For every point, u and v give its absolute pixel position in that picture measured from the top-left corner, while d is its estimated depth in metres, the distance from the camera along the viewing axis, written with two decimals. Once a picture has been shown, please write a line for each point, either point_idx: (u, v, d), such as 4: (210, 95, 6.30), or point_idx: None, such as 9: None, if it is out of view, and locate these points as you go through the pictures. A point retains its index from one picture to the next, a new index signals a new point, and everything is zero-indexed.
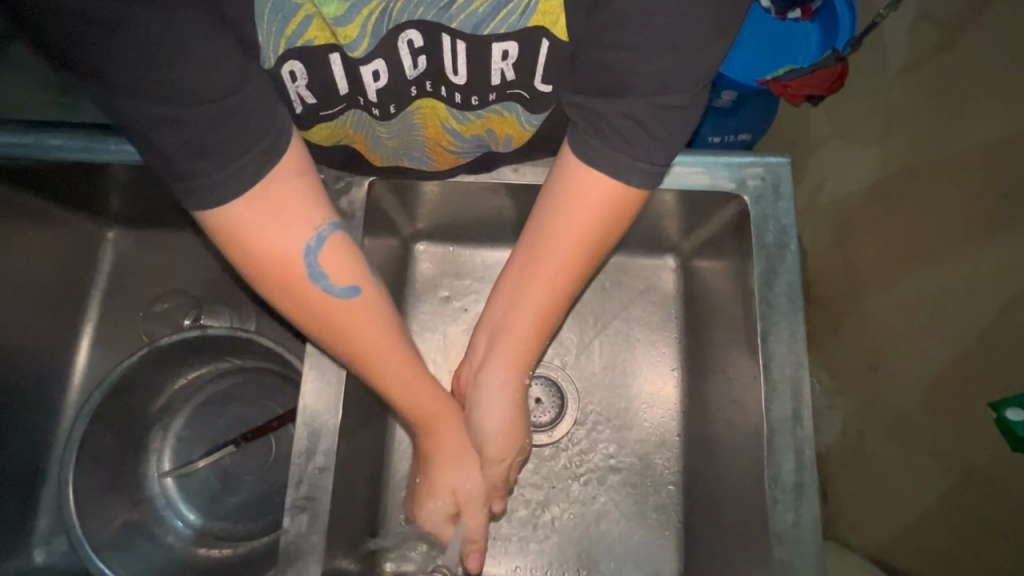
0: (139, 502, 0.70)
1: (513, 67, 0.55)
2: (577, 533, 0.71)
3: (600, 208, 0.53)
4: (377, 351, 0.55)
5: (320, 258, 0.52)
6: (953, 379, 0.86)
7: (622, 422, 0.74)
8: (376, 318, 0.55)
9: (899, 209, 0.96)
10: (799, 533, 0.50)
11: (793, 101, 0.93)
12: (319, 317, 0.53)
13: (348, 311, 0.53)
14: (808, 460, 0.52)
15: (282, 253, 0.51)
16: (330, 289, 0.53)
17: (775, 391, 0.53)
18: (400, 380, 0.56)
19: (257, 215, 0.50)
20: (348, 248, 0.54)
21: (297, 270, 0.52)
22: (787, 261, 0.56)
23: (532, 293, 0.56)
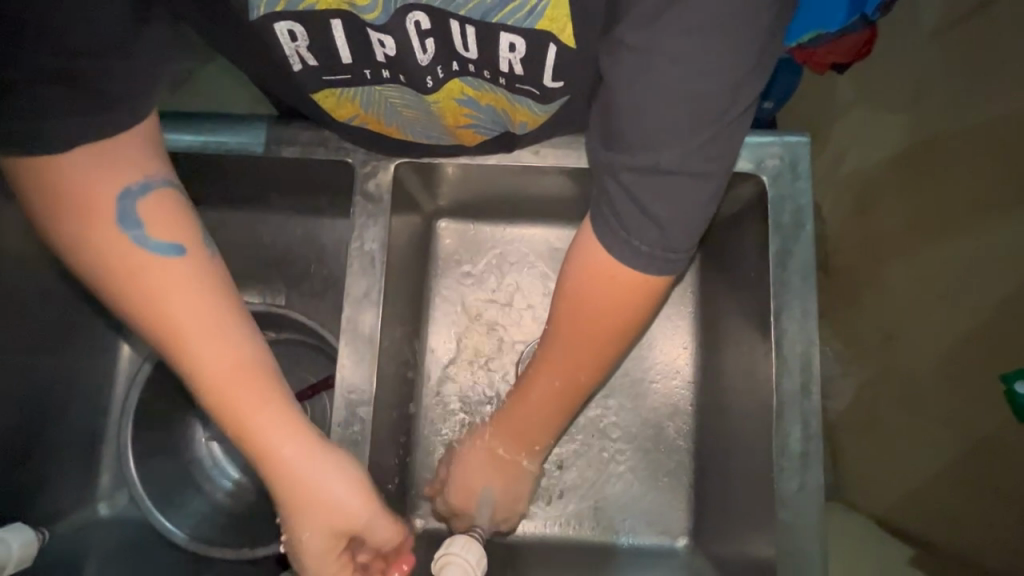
0: (188, 463, 0.76)
1: (521, 61, 0.56)
2: (595, 494, 0.76)
3: (620, 293, 0.53)
4: (164, 316, 0.52)
5: (138, 206, 0.52)
6: (969, 353, 0.87)
7: (636, 392, 0.78)
8: (179, 284, 0.52)
9: (922, 181, 0.95)
10: (803, 498, 0.54)
11: (817, 67, 0.93)
12: (121, 275, 0.52)
13: (152, 268, 0.52)
14: (815, 431, 0.54)
15: (100, 195, 0.51)
16: (144, 241, 0.52)
17: (786, 366, 0.56)
18: (204, 353, 0.52)
19: (72, 159, 0.50)
20: (175, 208, 0.54)
21: (104, 219, 0.51)
22: (802, 241, 0.57)
23: (545, 375, 0.61)
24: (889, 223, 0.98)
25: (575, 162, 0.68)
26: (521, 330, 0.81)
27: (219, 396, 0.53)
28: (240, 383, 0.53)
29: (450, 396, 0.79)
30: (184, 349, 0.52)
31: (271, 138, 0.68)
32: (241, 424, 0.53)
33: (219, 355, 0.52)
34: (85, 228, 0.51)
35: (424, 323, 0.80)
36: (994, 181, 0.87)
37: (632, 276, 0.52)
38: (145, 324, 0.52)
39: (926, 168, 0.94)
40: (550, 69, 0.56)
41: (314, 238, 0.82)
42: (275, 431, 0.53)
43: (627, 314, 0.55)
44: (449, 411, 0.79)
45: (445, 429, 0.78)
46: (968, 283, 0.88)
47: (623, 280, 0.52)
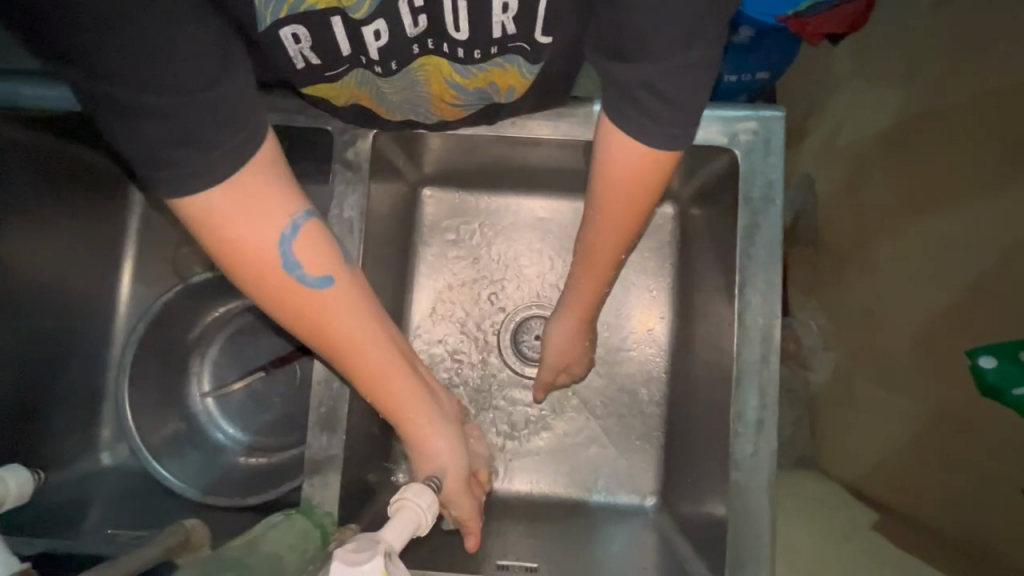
0: (183, 417, 0.80)
1: (515, 21, 0.53)
2: (569, 454, 0.80)
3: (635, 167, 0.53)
4: (325, 337, 0.51)
5: (294, 246, 0.49)
6: (942, 326, 0.86)
7: (612, 359, 0.81)
8: (355, 316, 0.52)
9: (916, 150, 0.93)
10: (756, 461, 0.57)
11: (810, 40, 0.91)
12: (300, 313, 0.51)
13: (312, 299, 0.50)
14: (771, 399, 0.57)
15: (256, 246, 0.48)
16: (302, 279, 0.50)
17: (747, 337, 0.58)
18: (365, 368, 0.53)
19: (221, 203, 0.45)
20: (325, 237, 0.51)
21: (269, 261, 0.49)
22: (770, 216, 0.58)
23: (595, 267, 0.65)
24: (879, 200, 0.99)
25: (553, 132, 0.69)
26: (504, 297, 0.83)
27: (386, 395, 0.56)
28: (382, 367, 0.54)
29: (436, 363, 0.82)
30: (371, 371, 0.53)
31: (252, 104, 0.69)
32: (403, 416, 0.57)
33: (374, 358, 0.53)
34: (256, 278, 0.49)
35: (408, 289, 0.83)
36: (990, 148, 0.82)
37: (648, 161, 0.53)
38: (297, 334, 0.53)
39: (922, 137, 0.92)
40: (542, 22, 0.54)
41: None
42: (413, 403, 0.57)
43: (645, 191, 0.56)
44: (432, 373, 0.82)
45: None
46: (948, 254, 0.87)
47: (640, 166, 0.53)
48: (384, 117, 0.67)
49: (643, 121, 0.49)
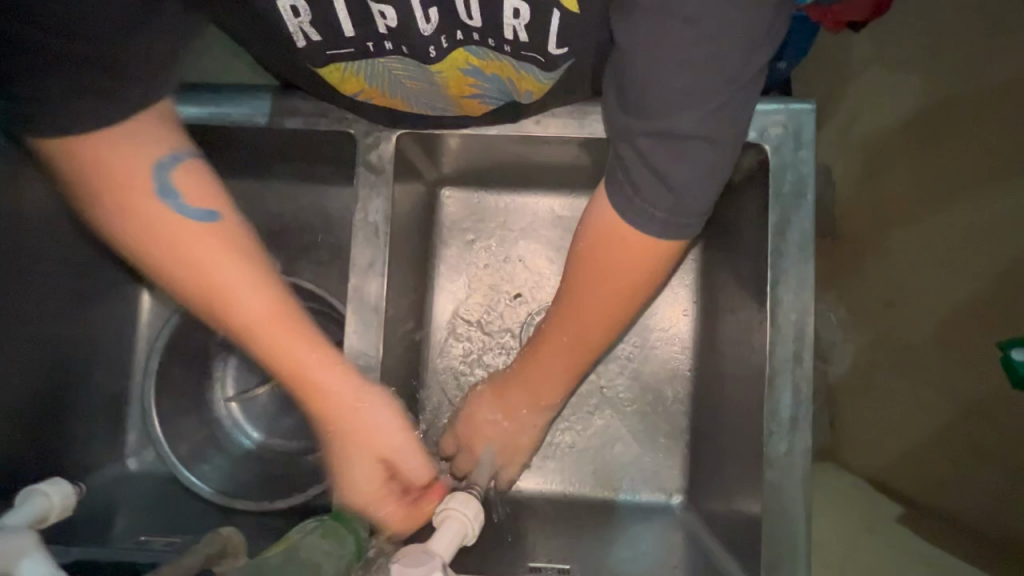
0: (208, 423, 0.80)
1: (527, 28, 0.55)
2: (594, 454, 0.80)
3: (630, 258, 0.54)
4: (186, 266, 0.53)
5: (171, 177, 0.53)
6: (966, 316, 0.91)
7: (636, 357, 0.81)
8: (221, 250, 0.54)
9: (937, 143, 0.95)
10: (791, 458, 0.56)
11: (830, 27, 0.89)
12: (138, 236, 0.53)
13: (179, 230, 0.53)
14: (805, 396, 0.56)
15: (125, 173, 0.52)
16: (179, 208, 0.53)
17: (780, 334, 0.57)
18: (238, 303, 0.54)
19: (100, 142, 0.51)
20: (206, 177, 0.56)
21: (135, 187, 0.52)
22: (802, 211, 0.57)
23: (578, 312, 0.60)
24: (895, 189, 0.97)
25: (577, 133, 0.67)
26: (525, 298, 0.83)
27: (263, 335, 0.55)
28: (250, 303, 0.54)
29: (458, 363, 0.82)
30: (238, 301, 0.54)
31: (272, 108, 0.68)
32: (289, 359, 0.56)
33: (258, 301, 0.55)
34: (129, 207, 0.52)
35: (429, 291, 0.82)
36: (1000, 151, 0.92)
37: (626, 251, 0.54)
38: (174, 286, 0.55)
39: (943, 132, 0.96)
40: (555, 34, 0.55)
41: (320, 206, 0.84)
42: (293, 330, 0.56)
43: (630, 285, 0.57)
44: (455, 375, 0.82)
45: (453, 392, 0.81)
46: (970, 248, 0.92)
47: (619, 255, 0.55)
48: (402, 108, 0.67)
49: (652, 211, 0.50)
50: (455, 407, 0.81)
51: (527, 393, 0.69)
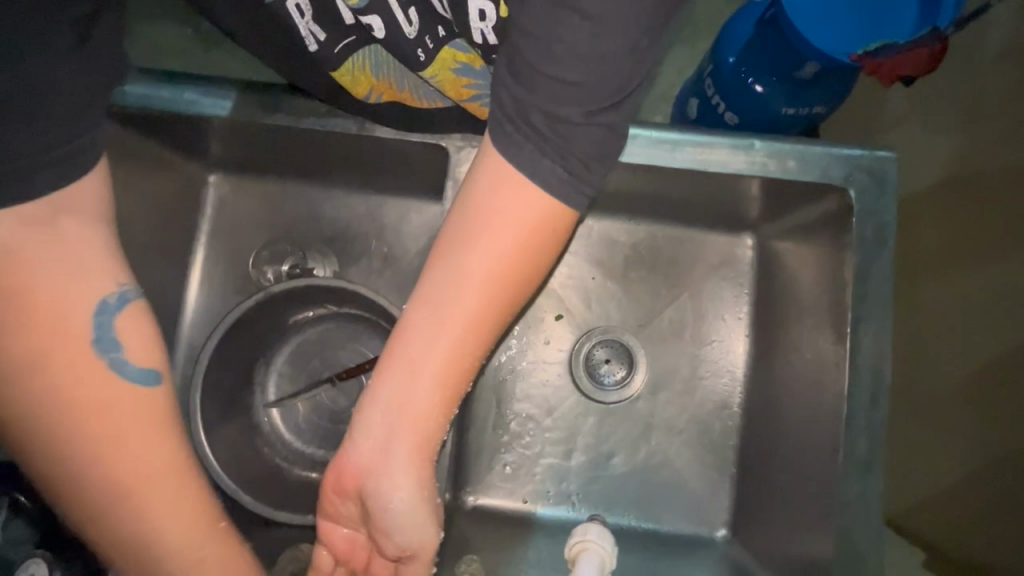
0: (250, 428, 0.77)
1: (492, 30, 0.60)
2: (637, 483, 0.79)
3: (527, 233, 0.51)
4: (87, 484, 0.45)
5: (114, 324, 0.48)
6: (988, 387, 0.85)
7: (685, 388, 0.81)
8: (149, 423, 0.48)
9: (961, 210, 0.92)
10: (865, 500, 0.59)
11: (884, 79, 0.91)
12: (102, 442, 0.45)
13: (119, 400, 0.47)
14: (881, 439, 0.59)
15: (57, 307, 0.46)
16: (122, 365, 0.48)
17: (858, 376, 0.60)
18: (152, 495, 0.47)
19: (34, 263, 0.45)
20: (147, 320, 0.50)
21: (56, 308, 0.45)
22: (883, 257, 0.60)
23: (428, 335, 0.51)
24: (921, 243, 0.98)
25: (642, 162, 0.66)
26: (585, 318, 0.83)
27: None
28: None
29: (514, 384, 0.82)
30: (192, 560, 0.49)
31: (257, 103, 0.68)
32: None
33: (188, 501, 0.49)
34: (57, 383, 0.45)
35: None
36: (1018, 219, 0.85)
37: (533, 221, 0.50)
38: (79, 492, 0.46)
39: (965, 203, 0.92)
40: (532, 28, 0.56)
41: (376, 214, 0.83)
42: None
43: (529, 261, 0.52)
44: (511, 395, 0.82)
45: (504, 411, 0.81)
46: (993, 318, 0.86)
47: (523, 225, 0.50)
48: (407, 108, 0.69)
49: (556, 181, 0.49)
50: (508, 426, 0.81)
51: (375, 447, 0.53)
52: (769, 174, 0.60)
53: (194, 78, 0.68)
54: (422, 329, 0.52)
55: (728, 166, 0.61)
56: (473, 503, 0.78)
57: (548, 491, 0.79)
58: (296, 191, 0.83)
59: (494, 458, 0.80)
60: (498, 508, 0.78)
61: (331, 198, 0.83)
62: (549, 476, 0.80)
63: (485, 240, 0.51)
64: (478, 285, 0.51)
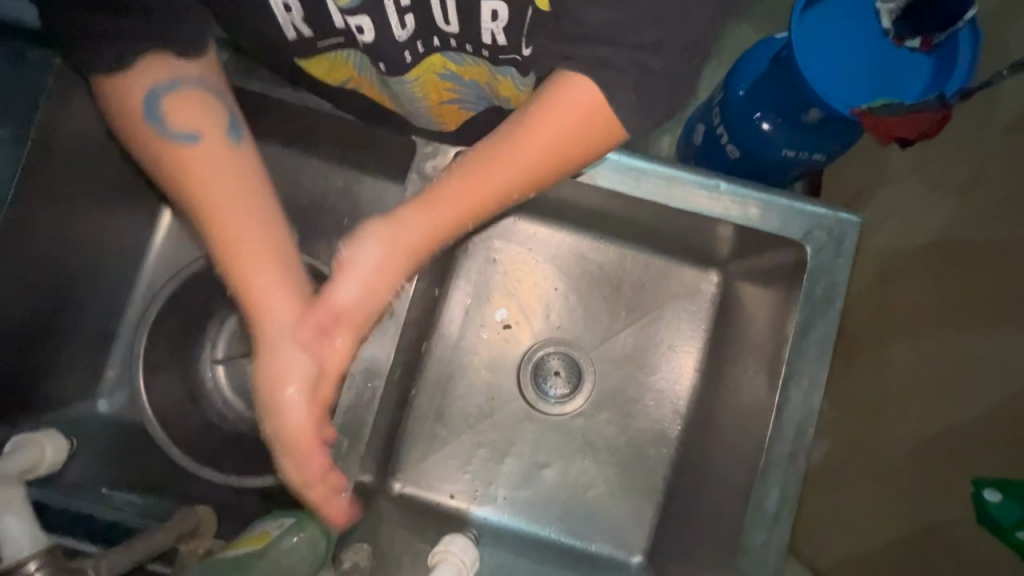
0: (193, 382, 0.78)
1: (504, 31, 0.54)
2: (566, 496, 0.80)
3: (580, 128, 0.50)
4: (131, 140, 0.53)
5: (164, 102, 0.52)
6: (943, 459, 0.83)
7: (628, 410, 0.81)
8: (220, 161, 0.53)
9: (943, 273, 0.89)
10: (767, 552, 0.60)
11: (881, 138, 0.90)
12: (170, 163, 0.52)
13: (180, 156, 0.52)
14: (792, 495, 0.60)
15: (124, 87, 0.51)
16: (167, 125, 0.52)
17: (782, 430, 0.61)
18: (263, 245, 0.54)
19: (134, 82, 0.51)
20: (201, 101, 0.53)
21: (138, 112, 0.52)
22: (826, 318, 0.61)
23: (500, 185, 0.53)
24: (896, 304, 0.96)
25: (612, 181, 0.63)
26: (543, 325, 0.84)
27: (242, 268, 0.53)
28: (252, 260, 0.53)
29: (461, 381, 0.82)
30: (229, 231, 0.53)
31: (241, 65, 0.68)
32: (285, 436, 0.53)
33: (272, 238, 0.54)
34: (127, 124, 0.52)
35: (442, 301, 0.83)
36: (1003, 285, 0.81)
37: (599, 117, 0.50)
38: (156, 157, 0.52)
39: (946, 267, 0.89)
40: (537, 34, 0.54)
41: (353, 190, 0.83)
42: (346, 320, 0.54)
43: (585, 153, 0.52)
44: (455, 389, 0.82)
45: (448, 403, 0.82)
46: (956, 388, 0.83)
47: (591, 116, 0.49)
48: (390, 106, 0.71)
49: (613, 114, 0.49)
50: (449, 419, 0.81)
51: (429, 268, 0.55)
52: (729, 221, 0.61)
53: None
54: (490, 176, 0.53)
55: (689, 202, 0.61)
56: (399, 490, 0.79)
57: (476, 490, 0.80)
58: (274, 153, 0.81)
59: (426, 448, 0.81)
60: (423, 498, 0.79)
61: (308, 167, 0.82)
62: (479, 475, 0.80)
63: (540, 117, 0.50)
64: (546, 154, 0.51)
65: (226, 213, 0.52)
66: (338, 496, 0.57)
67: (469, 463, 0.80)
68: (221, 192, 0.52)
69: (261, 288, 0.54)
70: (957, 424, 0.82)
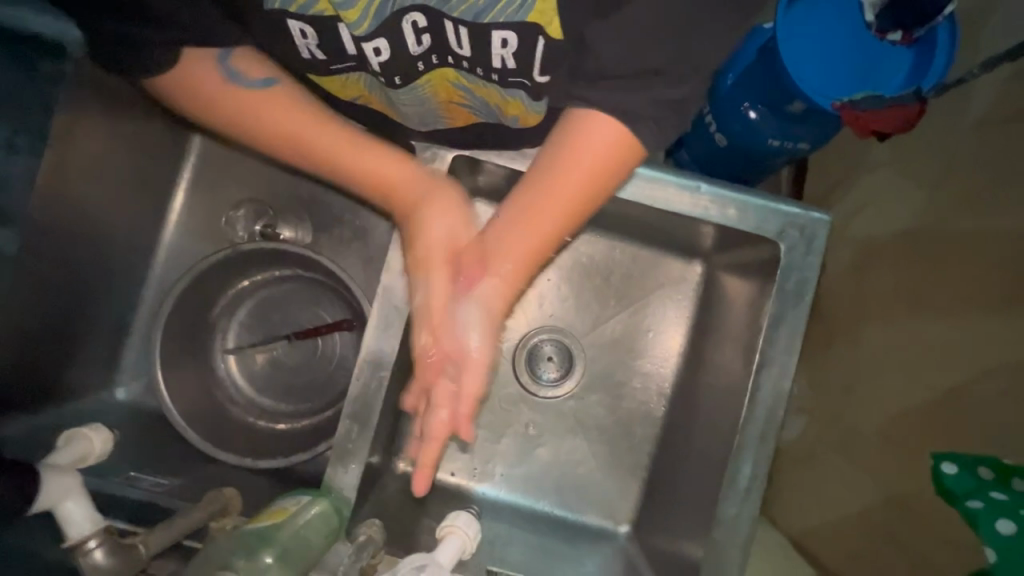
0: (206, 371, 0.83)
1: (514, 56, 0.58)
2: (559, 473, 0.86)
3: (609, 158, 0.57)
4: (223, 117, 0.63)
5: (231, 61, 0.60)
6: (906, 435, 0.89)
7: (617, 392, 0.87)
8: (292, 101, 0.63)
9: (915, 260, 0.94)
10: (738, 522, 0.67)
11: (858, 131, 0.94)
12: (253, 118, 0.62)
13: (263, 103, 0.62)
14: (762, 471, 0.66)
15: (199, 79, 0.60)
16: (242, 79, 0.61)
17: (754, 413, 0.67)
18: (347, 160, 0.64)
19: (203, 72, 0.60)
20: (257, 57, 0.62)
21: (215, 83, 0.60)
22: (797, 310, 0.66)
23: (531, 216, 0.59)
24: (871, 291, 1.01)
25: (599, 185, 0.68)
26: (530, 314, 0.88)
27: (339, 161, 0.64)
28: (347, 153, 0.64)
29: None
30: (335, 165, 0.65)
31: None
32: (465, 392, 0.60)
33: (356, 155, 0.64)
34: (207, 92, 0.61)
35: None
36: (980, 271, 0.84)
37: (617, 150, 0.57)
38: (245, 122, 0.63)
39: (922, 255, 0.93)
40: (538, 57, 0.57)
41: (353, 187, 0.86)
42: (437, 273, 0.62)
43: (607, 182, 0.59)
44: None
45: None
46: (923, 370, 0.89)
47: (611, 152, 0.57)
48: (399, 113, 0.72)
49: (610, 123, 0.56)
50: None
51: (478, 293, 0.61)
52: (709, 219, 0.66)
53: None
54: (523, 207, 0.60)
55: (672, 204, 0.66)
56: (404, 469, 0.85)
57: (475, 468, 0.86)
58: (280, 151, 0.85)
59: (428, 431, 0.86)
60: None
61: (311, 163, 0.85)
62: (478, 455, 0.86)
63: (569, 158, 0.57)
64: (571, 190, 0.58)
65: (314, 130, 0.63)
66: (438, 444, 0.61)
67: (468, 445, 0.86)
68: (309, 130, 0.63)
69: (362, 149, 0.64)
70: (924, 403, 0.87)
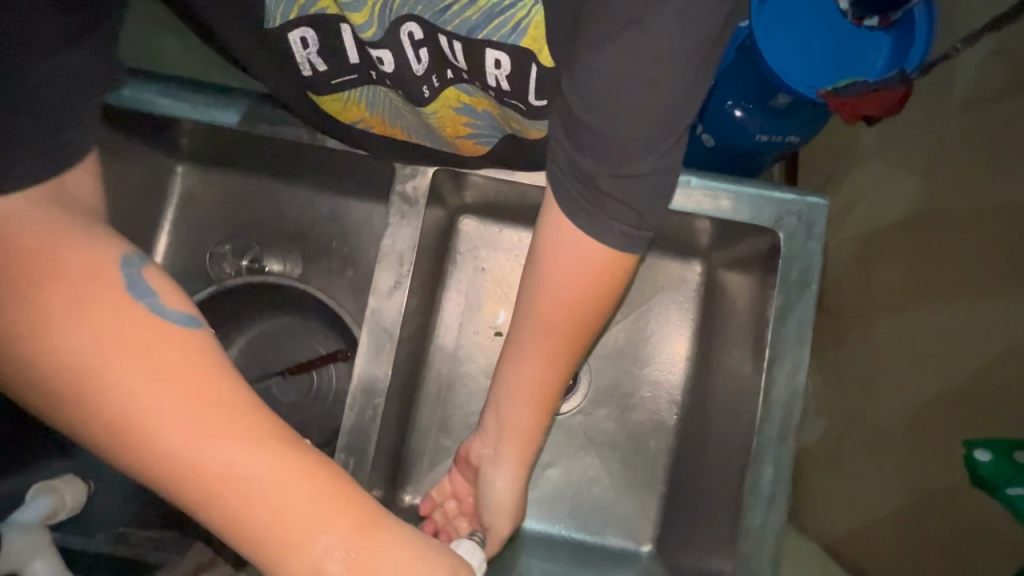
0: None
1: (507, 78, 0.57)
2: (574, 493, 0.82)
3: (582, 279, 0.55)
4: (57, 348, 0.36)
5: (143, 284, 0.40)
6: (937, 424, 0.86)
7: (626, 405, 0.83)
8: (194, 360, 0.39)
9: (922, 244, 0.91)
10: (764, 531, 0.63)
11: (847, 118, 0.92)
12: (106, 363, 0.36)
13: (158, 344, 0.38)
14: (784, 474, 0.63)
15: (74, 269, 0.38)
16: (158, 311, 0.40)
17: (770, 412, 0.63)
18: (245, 475, 0.37)
19: (75, 258, 0.39)
20: (175, 286, 0.42)
21: (108, 290, 0.38)
22: (804, 299, 0.63)
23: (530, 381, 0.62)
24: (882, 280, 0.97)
25: None
26: None
27: (238, 489, 0.37)
28: (262, 479, 0.37)
29: (460, 389, 0.84)
30: (240, 490, 0.37)
31: (253, 114, 0.69)
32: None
33: (285, 460, 0.38)
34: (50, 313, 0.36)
35: (434, 313, 0.85)
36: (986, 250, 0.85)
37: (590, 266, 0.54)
38: (85, 369, 0.36)
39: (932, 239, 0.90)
40: (533, 85, 0.57)
41: (339, 215, 0.86)
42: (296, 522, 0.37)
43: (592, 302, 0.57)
44: (453, 400, 0.84)
45: (451, 410, 0.84)
46: (942, 354, 0.86)
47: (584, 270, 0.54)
48: (404, 135, 0.69)
49: (605, 218, 0.50)
50: (450, 428, 0.83)
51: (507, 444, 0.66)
52: (703, 213, 0.64)
53: (188, 81, 0.70)
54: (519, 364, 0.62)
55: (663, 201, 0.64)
56: (410, 502, 0.81)
57: None
58: (263, 186, 0.85)
59: (431, 460, 0.83)
60: None
61: (295, 195, 0.85)
62: None
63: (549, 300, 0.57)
64: (564, 323, 0.58)
65: (177, 437, 0.37)
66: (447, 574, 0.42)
67: None
68: (211, 419, 0.37)
69: (288, 477, 0.38)
70: (961, 385, 0.84)
